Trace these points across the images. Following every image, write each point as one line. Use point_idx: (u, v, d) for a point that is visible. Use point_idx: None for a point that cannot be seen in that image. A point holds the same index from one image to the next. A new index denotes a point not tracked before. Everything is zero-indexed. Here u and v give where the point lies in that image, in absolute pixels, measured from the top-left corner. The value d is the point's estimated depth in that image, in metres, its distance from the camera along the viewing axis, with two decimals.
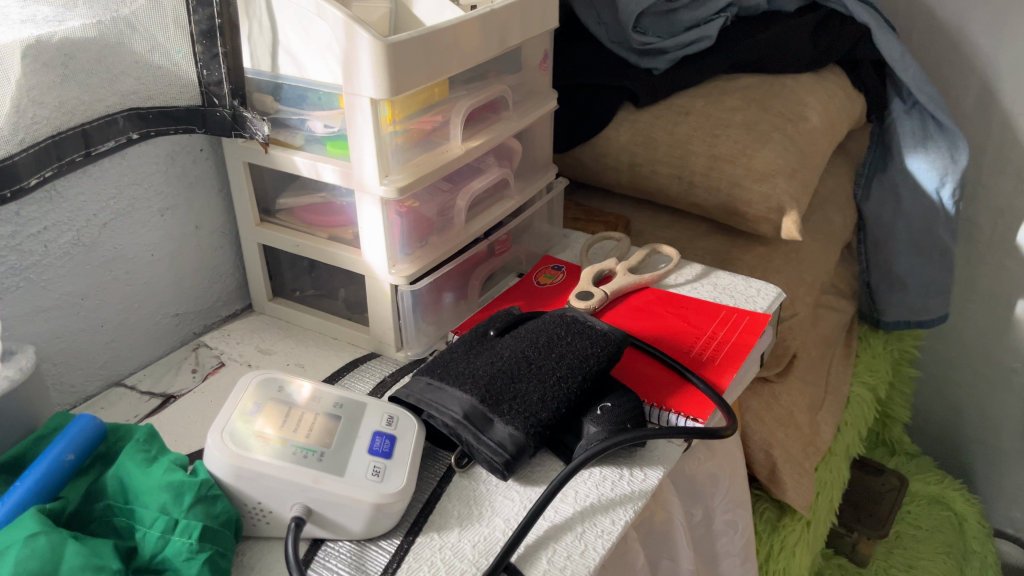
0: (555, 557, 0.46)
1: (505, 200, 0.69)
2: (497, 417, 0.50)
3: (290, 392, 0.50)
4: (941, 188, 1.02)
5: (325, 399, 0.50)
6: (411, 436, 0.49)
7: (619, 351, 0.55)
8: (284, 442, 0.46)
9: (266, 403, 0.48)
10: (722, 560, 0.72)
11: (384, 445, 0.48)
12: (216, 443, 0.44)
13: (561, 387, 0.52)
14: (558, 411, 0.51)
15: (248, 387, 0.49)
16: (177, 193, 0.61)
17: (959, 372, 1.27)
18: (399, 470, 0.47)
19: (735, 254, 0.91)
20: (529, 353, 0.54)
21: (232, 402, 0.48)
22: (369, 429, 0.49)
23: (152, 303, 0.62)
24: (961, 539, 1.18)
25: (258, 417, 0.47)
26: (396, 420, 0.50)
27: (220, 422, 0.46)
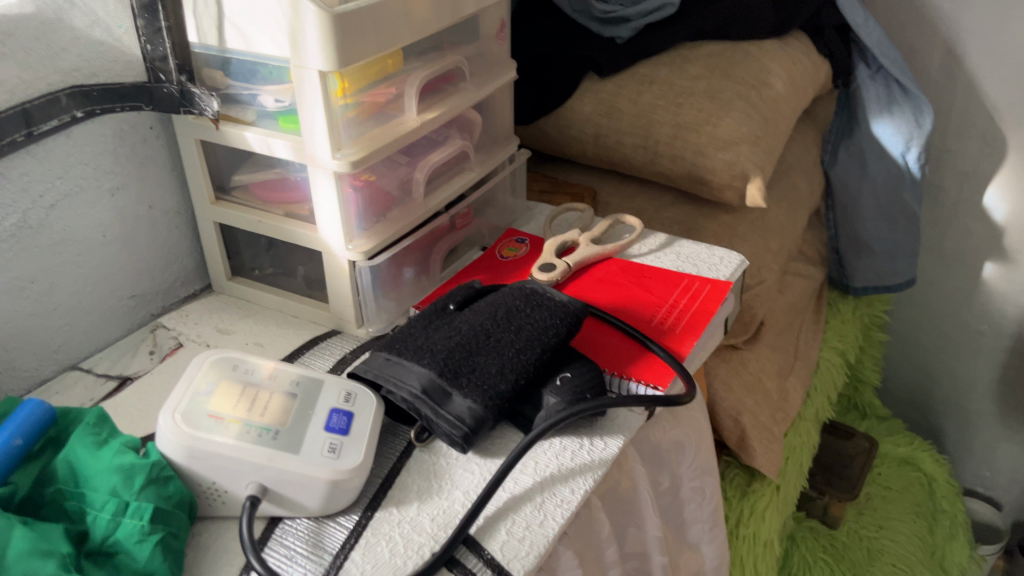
0: (513, 528, 0.46)
1: (465, 173, 0.69)
2: (455, 390, 0.50)
3: (246, 371, 0.49)
4: (907, 153, 1.02)
5: (282, 378, 0.50)
6: (369, 412, 0.49)
7: (578, 322, 0.55)
8: (239, 422, 0.45)
9: (221, 382, 0.48)
10: (690, 526, 0.72)
11: (341, 422, 0.48)
12: (168, 424, 0.44)
13: (520, 359, 0.51)
14: (516, 383, 0.50)
15: (202, 368, 0.48)
16: (128, 172, 0.60)
17: (928, 336, 1.28)
18: (356, 447, 0.47)
19: (701, 222, 0.90)
20: (488, 326, 0.54)
21: (186, 383, 0.47)
22: (326, 406, 0.48)
23: (106, 285, 0.61)
24: (931, 498, 1.21)
25: (213, 397, 0.47)
26: (354, 397, 0.50)
27: (173, 402, 0.46)
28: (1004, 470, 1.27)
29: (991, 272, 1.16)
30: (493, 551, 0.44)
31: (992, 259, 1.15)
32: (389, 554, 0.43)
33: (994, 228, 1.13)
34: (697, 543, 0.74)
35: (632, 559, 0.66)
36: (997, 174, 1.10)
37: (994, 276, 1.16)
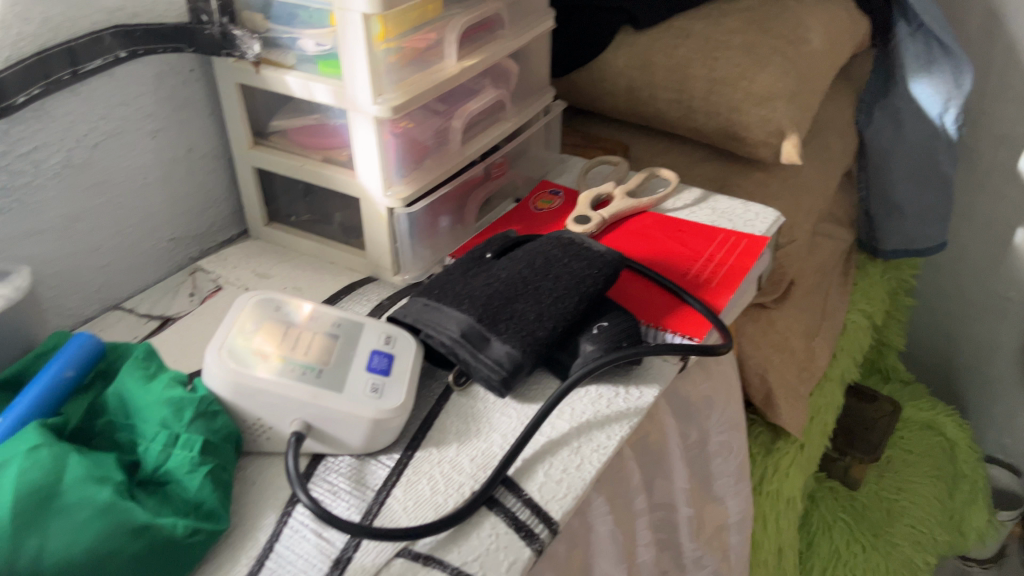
0: (551, 470, 0.46)
1: (501, 123, 0.68)
2: (494, 335, 0.50)
3: (287, 311, 0.50)
4: (945, 114, 1.01)
5: (323, 319, 0.50)
6: (409, 354, 0.50)
7: (616, 272, 0.55)
8: (283, 360, 0.46)
9: (264, 321, 0.49)
10: (716, 479, 0.73)
11: (382, 363, 0.48)
12: (215, 359, 0.45)
13: (558, 306, 0.52)
14: (554, 330, 0.51)
15: (245, 306, 0.49)
16: (168, 114, 0.61)
17: (954, 301, 1.27)
18: (397, 388, 0.47)
19: (734, 179, 0.90)
20: (526, 274, 0.54)
21: (230, 320, 0.48)
22: (367, 347, 0.49)
23: (146, 227, 0.62)
24: (952, 463, 1.20)
25: (257, 336, 0.47)
26: (394, 340, 0.51)
27: (219, 340, 0.46)
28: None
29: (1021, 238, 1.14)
30: (531, 491, 0.45)
31: None
32: (430, 492, 0.44)
33: None
34: (722, 497, 0.75)
35: (659, 509, 0.67)
36: None
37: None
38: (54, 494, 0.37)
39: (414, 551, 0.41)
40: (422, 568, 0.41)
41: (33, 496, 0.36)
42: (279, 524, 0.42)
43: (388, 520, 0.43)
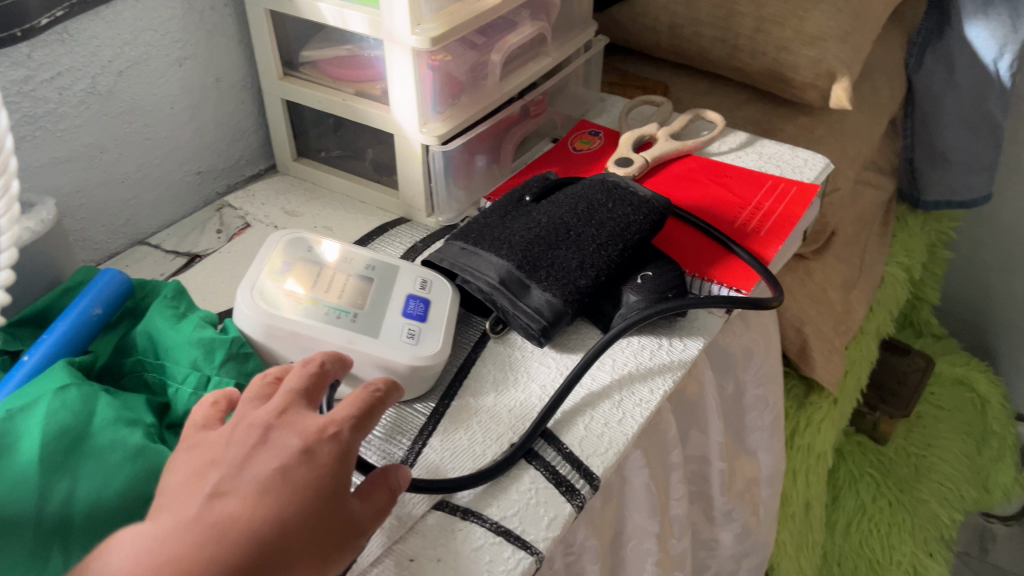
0: (591, 424, 0.45)
1: (542, 58, 0.65)
2: (534, 283, 0.48)
3: (320, 252, 0.48)
4: (999, 60, 0.95)
5: (356, 260, 0.49)
6: (445, 300, 0.48)
7: (662, 220, 0.53)
8: (317, 304, 0.45)
9: (295, 263, 0.47)
10: (750, 433, 0.72)
11: (418, 309, 0.47)
12: (246, 301, 0.43)
13: (601, 254, 0.49)
14: (597, 279, 0.49)
15: (276, 246, 0.47)
16: (196, 41, 0.58)
17: (992, 254, 1.23)
18: (433, 334, 0.46)
19: (778, 123, 0.86)
20: (568, 219, 0.52)
21: (261, 261, 0.46)
22: (402, 292, 0.47)
23: (174, 159, 0.60)
24: (982, 419, 1.18)
25: (288, 277, 0.46)
26: (430, 284, 0.49)
27: (250, 280, 0.45)
28: None
29: None
30: (571, 445, 0.43)
31: None
32: (469, 443, 0.43)
33: None
34: (755, 451, 0.73)
35: (692, 461, 0.66)
36: None
37: None
38: (85, 435, 0.36)
39: (451, 503, 0.40)
40: (461, 522, 0.39)
41: (64, 436, 0.35)
42: None
43: (425, 471, 0.41)
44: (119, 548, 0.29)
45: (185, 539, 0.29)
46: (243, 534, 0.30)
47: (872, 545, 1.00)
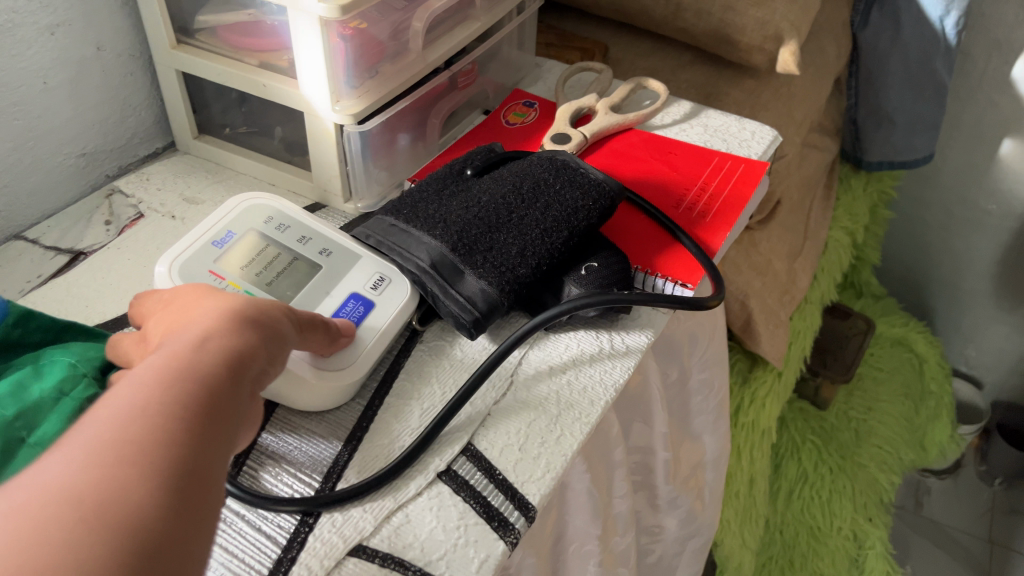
0: (528, 443, 0.41)
1: (470, 22, 0.59)
2: (468, 268, 0.43)
3: (279, 228, 0.45)
4: (945, 16, 0.90)
5: (312, 242, 0.45)
6: (398, 300, 0.44)
7: (613, 207, 0.48)
8: (241, 286, 0.41)
9: (241, 237, 0.44)
10: (695, 418, 0.69)
11: (350, 312, 0.42)
12: (161, 272, 0.41)
13: (543, 242, 0.45)
14: (538, 269, 0.44)
15: (229, 215, 0.45)
16: (69, 4, 0.51)
17: (931, 214, 1.20)
18: (349, 344, 0.41)
19: (722, 88, 0.82)
20: (512, 197, 0.46)
21: (206, 227, 0.44)
22: (346, 289, 0.43)
23: (53, 141, 0.53)
24: (920, 380, 1.19)
25: (222, 251, 0.43)
26: (385, 284, 0.44)
27: (180, 245, 0.42)
28: (989, 350, 1.24)
29: (1008, 150, 1.06)
30: (505, 470, 0.39)
31: (1012, 135, 1.05)
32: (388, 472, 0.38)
33: (1019, 102, 1.02)
34: (700, 435, 0.70)
35: (636, 453, 0.62)
36: None
37: (1010, 154, 1.06)
38: None
39: (368, 548, 0.36)
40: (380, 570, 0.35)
41: None
42: None
43: (338, 510, 0.37)
44: (100, 409, 0.25)
45: (150, 367, 0.27)
46: (206, 339, 0.29)
47: (814, 512, 0.99)
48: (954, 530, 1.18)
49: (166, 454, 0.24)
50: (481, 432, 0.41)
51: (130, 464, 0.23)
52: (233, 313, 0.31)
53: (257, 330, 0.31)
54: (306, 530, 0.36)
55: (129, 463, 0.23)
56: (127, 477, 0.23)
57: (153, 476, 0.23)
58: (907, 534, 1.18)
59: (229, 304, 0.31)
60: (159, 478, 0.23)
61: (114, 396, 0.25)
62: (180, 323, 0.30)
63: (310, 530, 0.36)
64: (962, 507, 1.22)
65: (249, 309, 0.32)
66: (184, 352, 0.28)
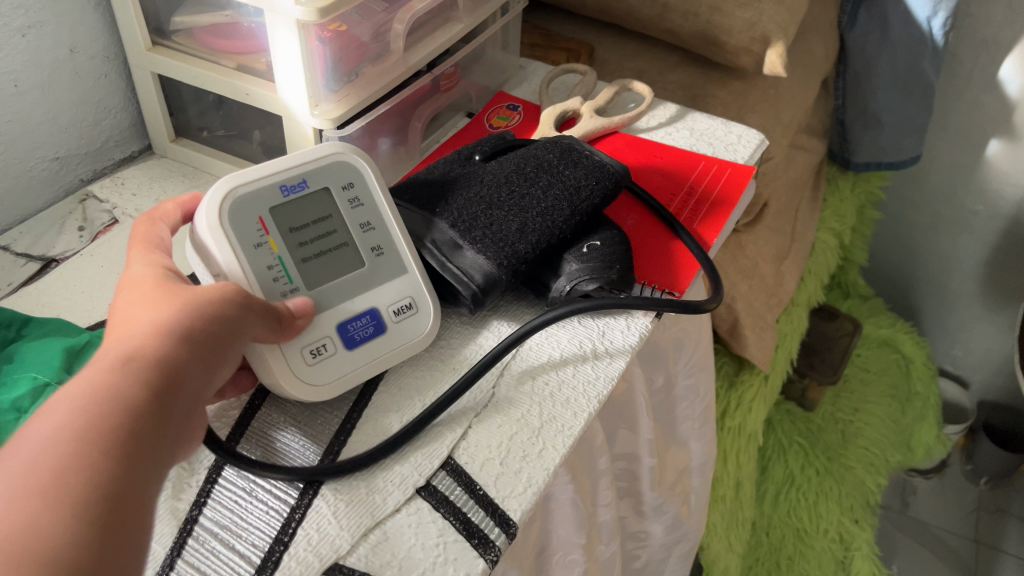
0: (510, 457, 0.40)
1: (453, 24, 0.58)
2: (467, 245, 0.44)
3: (351, 201, 0.42)
4: (933, 17, 0.89)
5: (375, 231, 0.43)
6: (411, 337, 0.42)
7: (616, 189, 0.48)
8: (277, 250, 0.39)
9: (312, 193, 0.41)
10: (681, 423, 0.68)
11: (360, 329, 0.41)
12: (215, 196, 0.38)
13: (543, 220, 0.45)
14: (537, 246, 0.44)
15: (317, 159, 0.41)
16: (41, 6, 0.50)
17: (918, 215, 1.20)
18: (342, 365, 0.40)
19: (709, 89, 0.81)
20: (514, 177, 0.47)
21: (285, 163, 0.41)
22: (371, 302, 0.42)
23: (24, 145, 0.52)
24: (907, 381, 1.19)
25: (287, 200, 0.40)
26: (408, 313, 0.43)
27: (254, 171, 0.39)
28: (975, 350, 1.24)
29: (994, 150, 1.06)
30: (485, 485, 0.39)
31: (999, 135, 1.05)
32: (366, 490, 0.37)
33: (1006, 102, 1.02)
34: (685, 440, 0.70)
35: (621, 460, 0.62)
36: (1018, 43, 0.98)
37: (997, 154, 1.06)
38: None
39: (346, 567, 0.35)
40: None
41: None
42: (182, 534, 0.35)
43: (313, 528, 0.35)
44: (23, 435, 0.26)
45: (71, 403, 0.26)
46: (138, 358, 0.28)
47: (800, 514, 0.99)
48: (940, 530, 1.18)
49: (75, 487, 0.25)
50: (460, 445, 0.40)
51: (55, 510, 0.24)
52: (175, 326, 0.30)
53: (195, 342, 0.30)
54: (281, 548, 0.35)
55: (35, 497, 0.24)
56: (32, 512, 0.24)
57: (58, 511, 0.24)
58: (893, 534, 1.18)
59: (168, 312, 0.30)
60: (64, 511, 0.24)
61: (39, 418, 0.26)
62: (131, 322, 0.30)
63: (284, 548, 0.35)
64: (948, 507, 1.22)
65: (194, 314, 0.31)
66: (108, 382, 0.27)
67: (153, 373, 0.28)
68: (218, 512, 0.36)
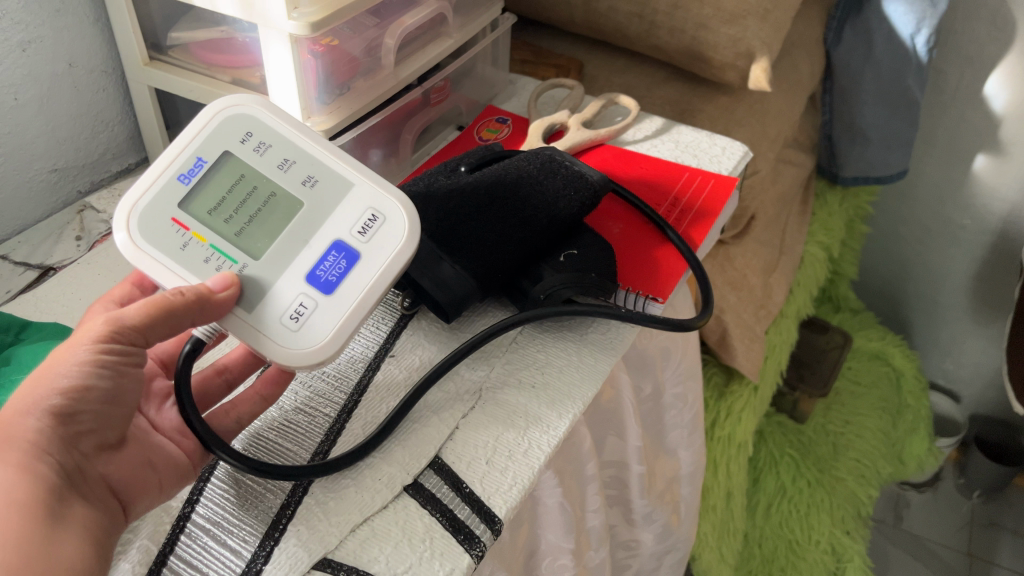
0: (495, 457, 0.41)
1: (443, 39, 0.60)
2: (446, 256, 0.45)
3: (258, 147, 0.41)
4: (917, 34, 0.91)
5: (297, 169, 0.41)
6: (385, 250, 0.40)
7: (597, 198, 0.49)
8: (207, 239, 0.39)
9: (212, 164, 0.40)
10: (669, 431, 0.69)
11: (332, 268, 0.40)
12: (119, 224, 0.39)
13: (520, 232, 0.46)
14: (513, 255, 0.46)
15: (201, 132, 0.40)
16: (41, 22, 0.52)
17: (908, 229, 1.21)
18: (326, 313, 0.39)
19: (696, 104, 0.83)
20: (496, 187, 0.48)
21: (172, 153, 0.40)
22: (332, 235, 0.41)
23: (23, 158, 0.54)
24: (897, 394, 1.19)
25: (190, 186, 0.40)
26: (374, 225, 0.41)
27: (141, 184, 0.39)
28: (966, 363, 1.25)
29: (981, 165, 1.08)
30: (471, 483, 0.40)
31: (985, 150, 1.07)
32: (355, 489, 0.38)
33: (992, 117, 1.04)
34: (675, 449, 0.71)
35: (610, 467, 0.63)
36: (1002, 59, 1.00)
37: (983, 169, 1.08)
38: None
39: (334, 561, 0.36)
40: None
41: None
42: (174, 530, 0.36)
43: (303, 525, 0.36)
44: None
45: None
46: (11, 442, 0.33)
47: (792, 526, 0.99)
48: (933, 543, 1.18)
49: None
50: (448, 445, 0.41)
51: None
52: (42, 400, 0.34)
53: (61, 408, 0.34)
54: (271, 545, 0.36)
55: None
56: None
57: None
58: (886, 546, 1.18)
59: (32, 387, 0.34)
60: None
61: None
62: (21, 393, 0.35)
63: (274, 543, 0.36)
64: (941, 519, 1.22)
65: (58, 380, 0.34)
66: None
67: (23, 450, 0.33)
68: (210, 509, 0.37)
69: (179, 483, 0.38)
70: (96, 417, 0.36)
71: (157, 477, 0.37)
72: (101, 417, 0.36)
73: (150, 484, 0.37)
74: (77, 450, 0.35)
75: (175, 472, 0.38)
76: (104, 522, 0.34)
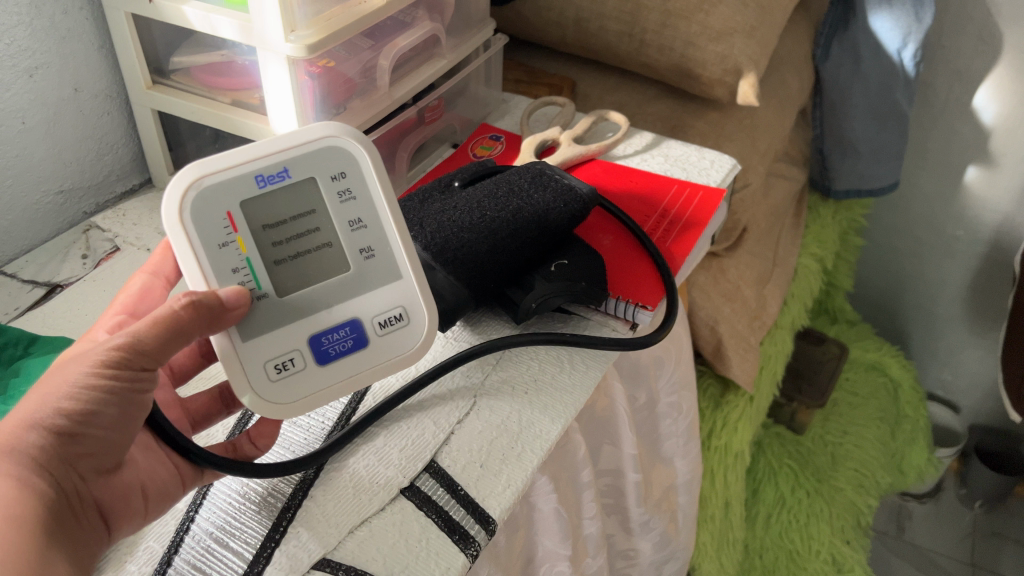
0: (490, 459, 0.42)
1: (436, 60, 0.62)
2: (439, 265, 0.47)
3: (342, 194, 0.42)
4: (903, 49, 0.93)
5: (358, 232, 0.42)
6: (403, 346, 0.43)
7: (586, 211, 0.50)
8: (247, 251, 0.39)
9: (294, 183, 0.40)
10: (664, 440, 0.70)
11: (337, 343, 0.41)
12: (177, 192, 0.37)
13: (512, 243, 0.47)
14: (504, 266, 0.47)
15: (303, 147, 0.40)
16: (47, 49, 0.54)
17: (902, 241, 1.22)
18: (314, 382, 0.41)
19: (687, 120, 0.85)
20: (485, 202, 0.49)
21: (268, 149, 0.40)
22: (353, 313, 0.42)
23: (30, 180, 0.56)
24: (895, 403, 1.20)
25: (263, 191, 0.39)
26: (397, 325, 0.43)
27: (222, 160, 0.39)
28: (964, 373, 1.26)
29: (973, 176, 1.09)
30: (466, 485, 0.41)
31: (975, 162, 1.08)
32: (353, 491, 0.39)
33: (981, 130, 1.06)
34: (671, 458, 0.72)
35: (606, 475, 0.64)
36: (989, 72, 1.01)
37: (975, 180, 1.09)
38: None
39: (333, 561, 0.37)
40: None
41: None
42: (179, 533, 0.38)
43: (303, 526, 0.38)
44: None
45: None
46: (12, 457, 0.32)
47: (792, 536, 1.00)
48: (935, 553, 1.19)
49: None
50: (443, 449, 0.42)
51: None
52: (44, 419, 0.33)
53: (62, 428, 0.33)
54: (273, 545, 0.37)
55: None
56: None
57: None
58: (887, 557, 1.18)
59: (35, 402, 0.33)
60: None
61: None
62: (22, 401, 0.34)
63: (276, 544, 0.37)
64: (943, 530, 1.22)
65: (61, 401, 0.33)
66: None
67: (21, 465, 0.32)
68: (212, 512, 0.39)
69: (166, 506, 0.38)
70: (99, 440, 0.35)
71: (146, 503, 0.37)
72: (105, 441, 0.35)
73: (137, 509, 0.37)
74: (75, 471, 0.34)
75: (167, 496, 0.38)
76: (84, 546, 0.34)
